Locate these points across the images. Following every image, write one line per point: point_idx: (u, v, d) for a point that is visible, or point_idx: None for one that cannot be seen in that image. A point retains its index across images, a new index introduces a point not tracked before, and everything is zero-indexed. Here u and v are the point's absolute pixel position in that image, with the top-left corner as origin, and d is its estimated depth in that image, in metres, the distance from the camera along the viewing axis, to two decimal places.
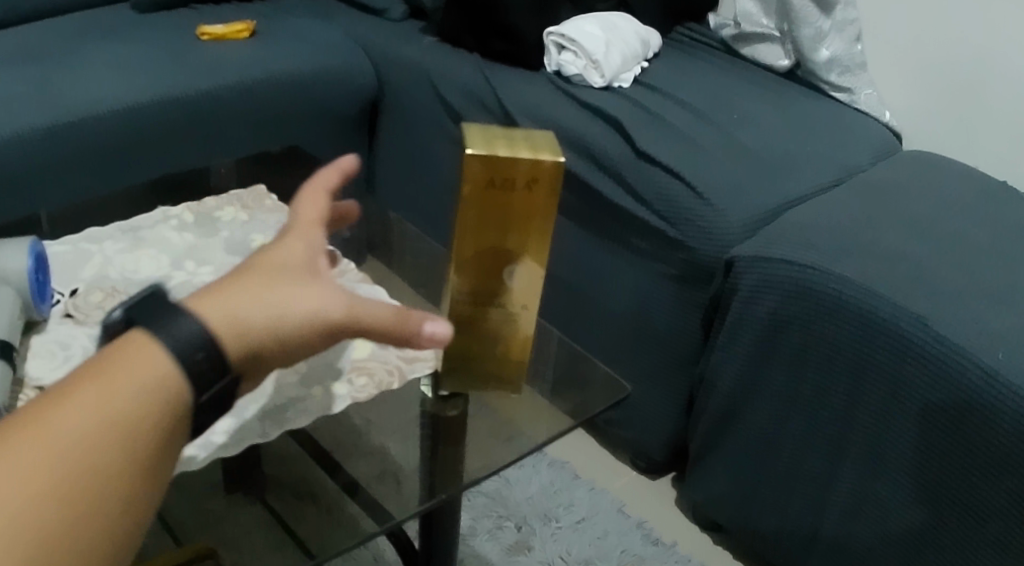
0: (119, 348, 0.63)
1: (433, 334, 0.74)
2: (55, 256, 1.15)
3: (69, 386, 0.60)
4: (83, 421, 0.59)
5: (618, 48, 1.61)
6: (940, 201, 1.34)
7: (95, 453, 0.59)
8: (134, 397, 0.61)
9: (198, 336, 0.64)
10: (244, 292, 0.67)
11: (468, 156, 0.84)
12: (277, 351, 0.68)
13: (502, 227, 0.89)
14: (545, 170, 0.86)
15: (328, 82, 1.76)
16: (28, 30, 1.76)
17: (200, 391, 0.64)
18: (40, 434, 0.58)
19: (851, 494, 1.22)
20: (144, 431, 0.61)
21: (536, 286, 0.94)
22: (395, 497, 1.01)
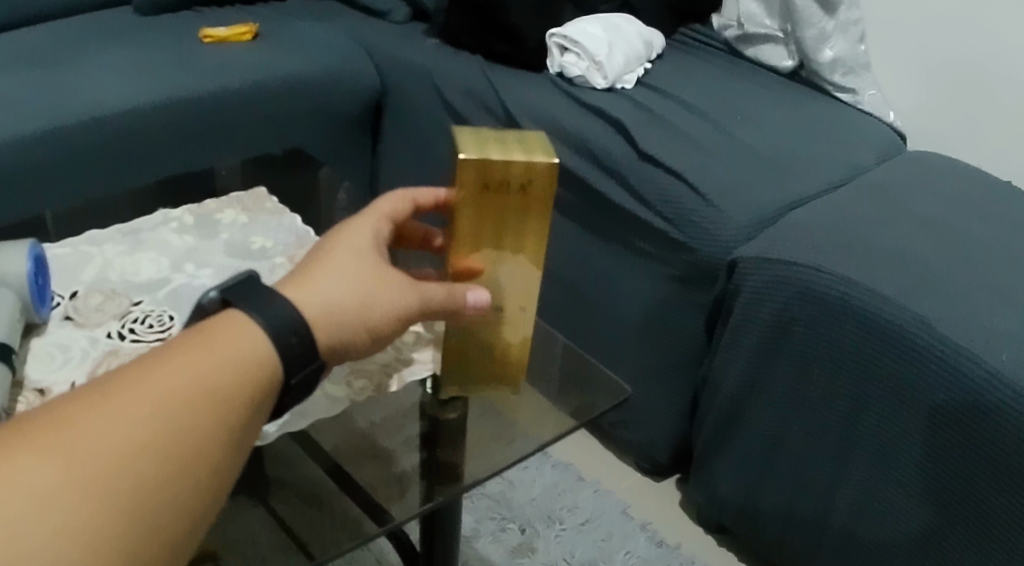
0: (217, 325, 0.69)
1: (474, 304, 0.87)
2: (55, 259, 1.15)
3: (172, 353, 0.66)
4: (188, 376, 0.65)
5: (620, 50, 1.61)
6: (946, 202, 1.33)
7: (188, 416, 0.63)
8: (228, 367, 0.66)
9: (293, 321, 0.70)
10: (335, 280, 0.75)
11: (462, 161, 0.83)
12: (359, 340, 0.76)
13: (498, 231, 0.88)
14: (540, 172, 0.85)
15: (330, 84, 1.75)
16: (31, 33, 1.76)
17: (291, 372, 0.70)
18: (144, 391, 0.63)
19: (857, 497, 1.21)
20: (235, 402, 0.66)
21: (533, 287, 0.93)
22: (395, 499, 1.00)
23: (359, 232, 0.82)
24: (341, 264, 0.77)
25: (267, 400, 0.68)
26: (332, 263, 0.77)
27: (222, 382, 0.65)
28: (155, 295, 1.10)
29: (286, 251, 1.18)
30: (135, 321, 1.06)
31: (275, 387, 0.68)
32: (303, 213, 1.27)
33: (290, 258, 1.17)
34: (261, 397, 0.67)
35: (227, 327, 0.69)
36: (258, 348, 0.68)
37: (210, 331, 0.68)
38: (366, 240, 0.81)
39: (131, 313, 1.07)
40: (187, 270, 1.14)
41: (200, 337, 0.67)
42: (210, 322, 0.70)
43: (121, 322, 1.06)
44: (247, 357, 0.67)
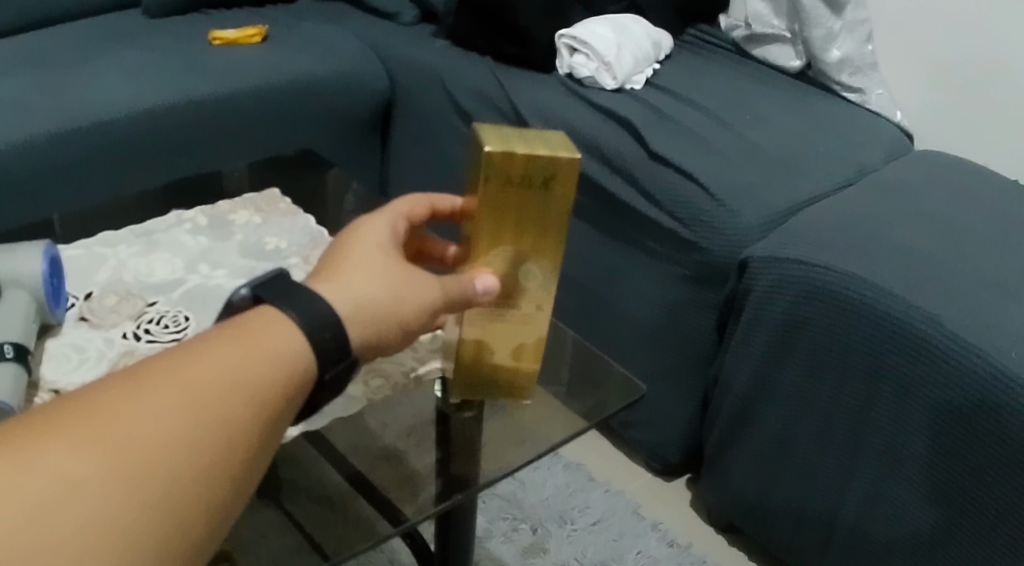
0: (251, 320, 0.70)
1: (483, 292, 0.89)
2: (70, 260, 1.16)
3: (208, 346, 0.67)
4: (222, 373, 0.65)
5: (629, 51, 1.61)
6: (954, 202, 1.33)
7: (223, 406, 0.64)
8: (263, 361, 0.67)
9: (327, 317, 0.71)
10: (366, 274, 0.76)
11: (485, 153, 0.84)
12: (391, 335, 0.77)
13: (517, 228, 0.89)
14: (563, 168, 0.85)
15: (339, 86, 1.76)
16: (41, 36, 1.77)
17: (324, 367, 0.70)
18: (180, 380, 0.64)
19: (867, 494, 1.21)
20: (269, 396, 0.67)
21: (551, 286, 0.94)
22: (412, 500, 1.02)
23: (377, 225, 0.83)
24: (369, 259, 0.78)
25: (299, 396, 0.69)
26: (361, 257, 0.78)
27: (257, 376, 0.66)
28: (170, 296, 1.11)
29: (299, 252, 1.19)
30: (150, 322, 1.07)
31: (308, 382, 0.69)
32: (316, 214, 1.28)
33: (304, 259, 1.18)
34: (294, 392, 0.68)
35: (261, 323, 0.70)
36: (291, 345, 0.69)
37: (245, 326, 0.69)
38: (387, 235, 0.82)
39: (146, 314, 1.08)
40: (201, 271, 1.15)
41: (235, 331, 0.69)
42: (245, 317, 0.71)
43: (136, 323, 1.07)
44: (281, 354, 0.68)
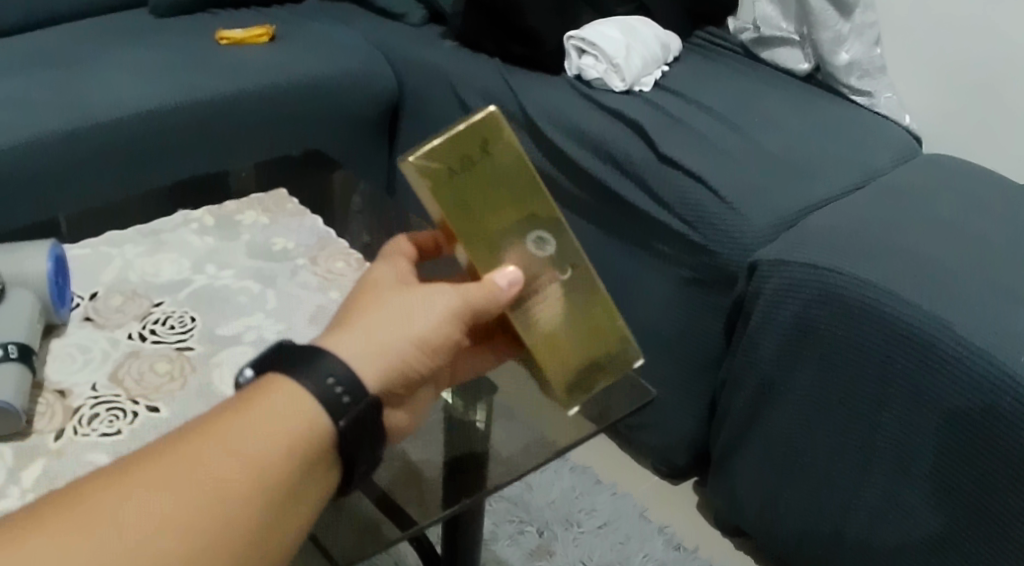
0: (261, 390, 0.70)
1: (510, 283, 0.82)
2: (76, 260, 1.15)
3: (217, 426, 0.68)
4: (237, 452, 0.67)
5: (638, 53, 1.61)
6: (964, 206, 1.33)
7: (233, 493, 0.66)
8: (274, 439, 0.68)
9: (332, 368, 0.72)
10: (370, 317, 0.77)
11: (410, 165, 0.79)
12: (414, 361, 0.77)
13: (494, 204, 0.81)
14: (483, 128, 0.80)
15: (346, 86, 1.76)
16: (48, 34, 1.77)
17: (337, 417, 0.71)
18: (190, 469, 0.66)
19: (877, 499, 1.21)
20: (280, 473, 0.68)
21: (562, 235, 0.85)
22: (417, 502, 1.01)
23: (382, 273, 0.84)
24: (372, 301, 0.78)
25: (318, 457, 0.71)
26: (364, 302, 0.79)
27: (267, 456, 0.67)
28: (176, 296, 1.10)
29: (307, 253, 1.19)
30: (156, 322, 1.07)
31: (325, 440, 0.70)
32: (324, 215, 1.27)
33: (311, 260, 1.17)
34: (310, 461, 0.70)
35: (270, 392, 0.70)
36: (303, 412, 0.70)
37: (254, 397, 0.70)
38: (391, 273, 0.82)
39: (152, 314, 1.08)
40: (208, 271, 1.14)
41: (244, 404, 0.69)
42: (256, 384, 0.71)
43: (142, 323, 1.06)
44: (292, 425, 0.69)
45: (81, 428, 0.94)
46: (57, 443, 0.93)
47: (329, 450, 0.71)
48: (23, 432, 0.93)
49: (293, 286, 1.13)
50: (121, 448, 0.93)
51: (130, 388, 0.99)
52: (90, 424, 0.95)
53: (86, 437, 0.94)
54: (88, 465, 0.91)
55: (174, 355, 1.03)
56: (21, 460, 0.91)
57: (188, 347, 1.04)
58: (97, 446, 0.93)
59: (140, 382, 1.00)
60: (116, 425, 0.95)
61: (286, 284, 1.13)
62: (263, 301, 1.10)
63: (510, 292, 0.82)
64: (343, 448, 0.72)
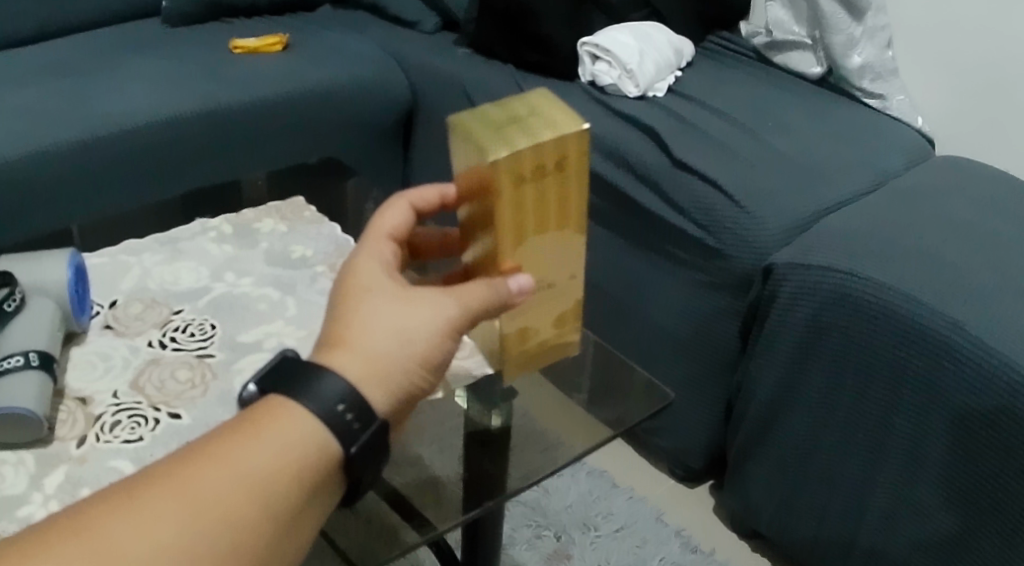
0: (268, 412, 0.68)
1: (519, 290, 0.81)
2: (95, 268, 1.16)
3: (227, 452, 0.65)
4: (236, 476, 0.64)
5: (651, 58, 1.61)
6: (978, 207, 1.33)
7: (242, 527, 0.63)
8: (284, 469, 0.65)
9: (338, 390, 0.69)
10: (372, 337, 0.72)
11: (496, 161, 0.77)
12: (420, 381, 0.74)
13: (540, 214, 0.83)
14: (572, 145, 0.80)
15: (361, 94, 1.77)
16: (62, 44, 1.78)
17: (348, 444, 0.69)
18: (200, 500, 0.62)
19: (889, 500, 1.21)
20: (286, 502, 0.65)
21: (574, 254, 0.88)
22: (436, 506, 1.02)
23: (372, 267, 0.77)
24: (366, 310, 0.73)
25: (324, 482, 0.68)
26: (358, 312, 0.73)
27: (278, 488, 0.65)
28: (195, 304, 1.11)
29: (325, 260, 1.19)
30: (176, 330, 1.08)
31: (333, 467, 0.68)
32: (341, 223, 1.28)
33: (330, 267, 1.18)
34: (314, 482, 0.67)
35: (279, 415, 0.68)
36: (313, 439, 0.67)
37: (262, 421, 0.67)
38: (379, 274, 0.76)
39: (172, 322, 1.09)
40: (227, 279, 1.15)
41: (253, 428, 0.66)
42: (259, 406, 0.69)
43: (161, 331, 1.07)
44: (302, 453, 0.67)
45: (103, 435, 0.95)
46: (78, 450, 0.94)
47: (336, 472, 0.69)
48: (45, 439, 0.94)
49: (312, 293, 1.14)
50: (142, 454, 0.94)
51: (151, 394, 1.00)
52: (112, 431, 0.96)
53: (108, 443, 0.95)
54: (110, 470, 0.92)
55: (195, 362, 1.04)
56: (43, 467, 0.92)
57: (208, 354, 1.05)
58: (119, 452, 0.94)
59: (161, 389, 1.00)
60: (138, 432, 0.96)
61: (305, 291, 1.14)
62: (283, 309, 1.11)
63: (520, 297, 0.82)
64: (349, 472, 0.70)
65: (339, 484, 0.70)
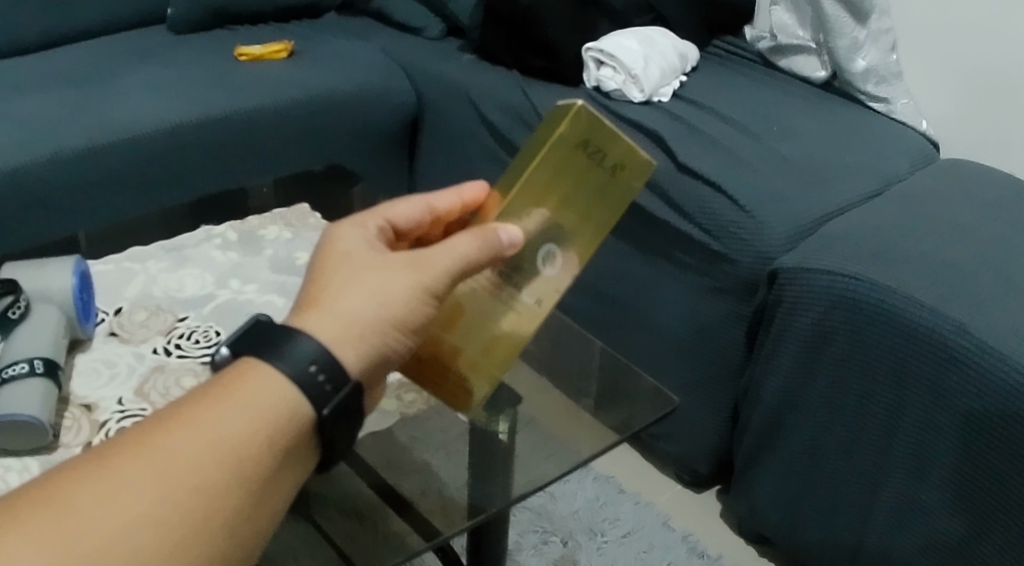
0: (239, 375, 0.66)
1: (510, 242, 0.79)
2: (99, 276, 1.16)
3: (197, 417, 0.64)
4: (205, 442, 0.62)
5: (656, 63, 1.61)
6: (983, 210, 1.33)
7: (213, 493, 0.62)
8: (254, 432, 0.64)
9: (310, 351, 0.67)
10: (348, 298, 0.70)
11: (579, 107, 0.77)
12: (395, 343, 0.72)
13: (571, 202, 0.80)
14: (632, 161, 0.80)
15: (366, 101, 1.77)
16: (67, 52, 1.79)
17: (320, 405, 0.67)
18: (170, 465, 0.61)
19: (897, 501, 1.20)
20: (260, 468, 0.64)
21: (565, 273, 0.82)
22: (442, 513, 1.02)
23: (351, 234, 0.76)
24: (346, 271, 0.72)
25: (297, 448, 0.67)
26: (339, 273, 0.72)
27: (248, 452, 0.63)
28: (200, 311, 1.11)
29: None
30: (181, 337, 1.08)
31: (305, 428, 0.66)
32: None
33: None
34: (286, 448, 0.65)
35: (251, 377, 0.66)
36: (285, 399, 0.66)
37: (233, 384, 0.65)
38: (355, 243, 0.75)
39: (177, 329, 1.09)
40: (232, 286, 1.15)
41: (223, 392, 0.65)
42: (232, 369, 0.67)
43: (167, 338, 1.07)
44: (273, 415, 0.65)
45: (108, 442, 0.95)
46: None
47: (308, 436, 0.67)
48: (50, 446, 0.94)
49: None
50: None
51: (156, 401, 1.00)
52: None
53: None
54: None
55: (200, 369, 1.04)
56: None
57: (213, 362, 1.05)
58: None
59: (166, 395, 1.00)
60: None
61: None
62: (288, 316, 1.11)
63: (507, 252, 0.79)
64: (324, 436, 0.68)
65: (313, 449, 0.68)
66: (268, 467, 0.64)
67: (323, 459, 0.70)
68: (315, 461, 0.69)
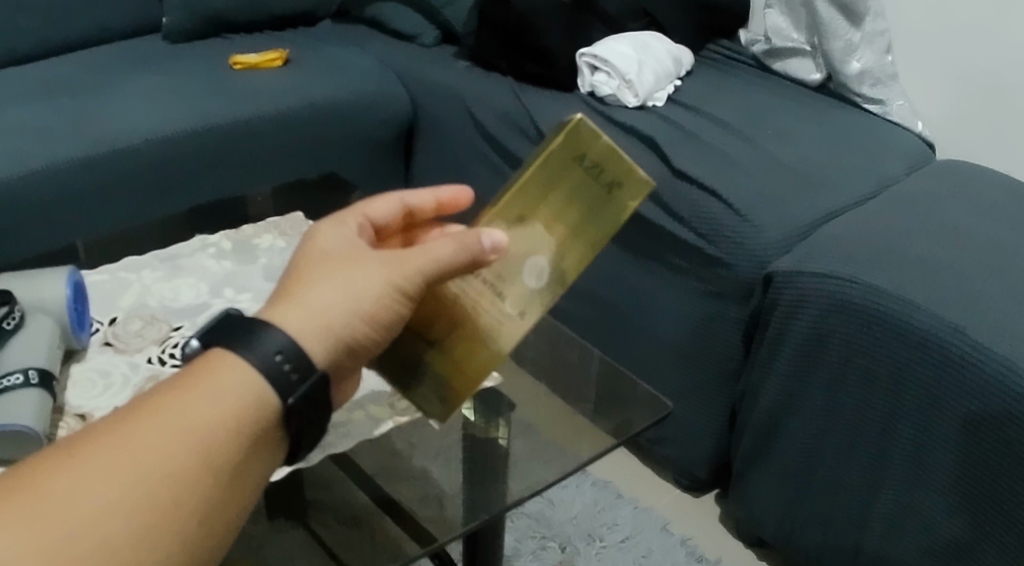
0: (207, 365, 0.67)
1: (493, 247, 0.76)
2: (95, 285, 1.16)
3: (165, 406, 0.64)
4: (171, 430, 0.63)
5: (650, 67, 1.61)
6: (978, 210, 1.32)
7: (183, 481, 0.62)
8: (222, 421, 0.64)
9: (277, 341, 0.67)
10: (320, 291, 0.71)
11: (577, 120, 0.74)
12: (364, 337, 0.73)
13: (561, 218, 0.76)
14: (629, 180, 0.75)
15: (361, 108, 1.77)
16: (62, 62, 1.79)
17: (285, 394, 0.67)
18: (137, 454, 0.62)
19: (897, 504, 1.20)
20: (227, 454, 0.64)
21: (550, 291, 0.77)
22: (438, 521, 1.02)
23: (331, 231, 0.77)
24: (322, 268, 0.73)
25: (266, 437, 0.67)
26: (313, 268, 0.73)
27: (216, 440, 0.64)
28: (195, 320, 1.11)
29: None
30: (175, 346, 1.07)
31: (271, 417, 0.67)
32: None
33: None
34: (253, 436, 0.66)
35: (218, 367, 0.66)
36: (252, 388, 0.66)
37: (200, 374, 0.66)
38: (338, 240, 0.77)
39: (171, 338, 1.08)
40: (226, 295, 1.15)
41: (191, 381, 0.65)
42: (200, 359, 0.68)
43: (161, 347, 1.07)
44: (241, 406, 0.65)
45: None
46: None
47: (276, 424, 0.68)
48: None
49: None
50: None
51: None
52: None
53: None
54: None
55: None
56: None
57: None
58: None
59: None
60: None
61: None
62: None
63: (489, 257, 0.76)
64: (291, 426, 0.68)
65: (283, 438, 0.69)
66: (236, 455, 0.65)
67: (291, 451, 0.70)
68: (284, 453, 0.70)
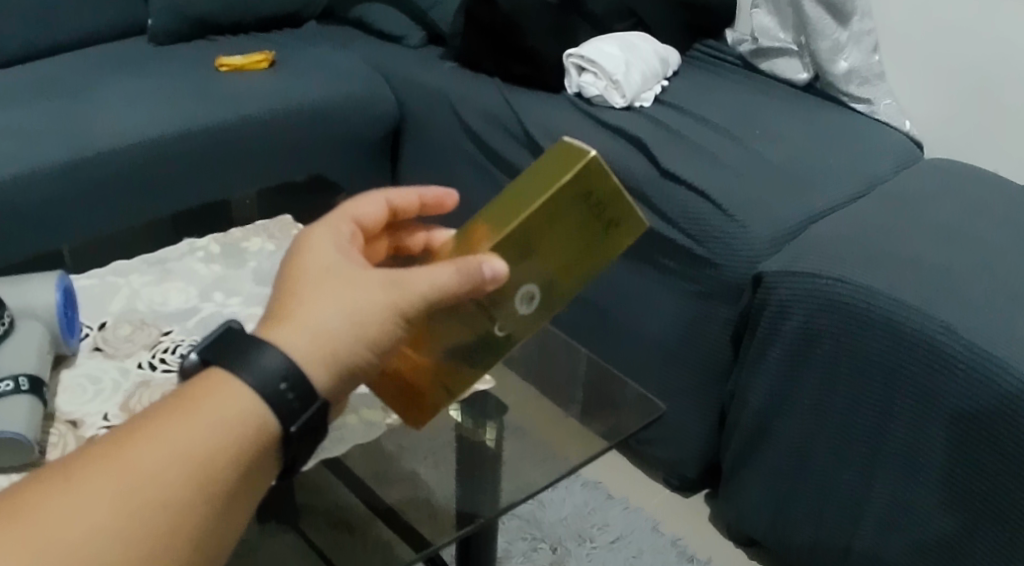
0: (206, 387, 0.66)
1: (493, 277, 0.75)
2: (83, 290, 1.16)
3: (162, 429, 0.63)
4: (168, 456, 0.62)
5: (637, 68, 1.61)
6: (964, 209, 1.33)
7: (178, 505, 0.62)
8: (220, 448, 0.63)
9: (280, 366, 0.66)
10: (324, 322, 0.69)
11: (593, 158, 0.76)
12: (366, 362, 0.71)
13: (561, 250, 0.79)
14: (626, 219, 0.80)
15: (348, 110, 1.77)
16: (47, 65, 1.78)
17: (289, 421, 0.66)
18: (133, 481, 0.61)
19: (888, 504, 1.20)
20: (225, 481, 0.64)
21: (538, 315, 0.82)
22: (430, 524, 1.02)
23: (326, 242, 0.74)
24: (321, 287, 0.70)
25: (265, 462, 0.66)
26: (312, 285, 0.70)
27: (213, 467, 0.63)
28: (184, 325, 1.11)
29: None
30: (165, 351, 1.07)
31: (271, 445, 0.66)
32: None
33: None
34: (252, 462, 0.65)
35: (218, 389, 0.66)
36: (251, 414, 0.65)
37: (200, 395, 0.65)
38: (335, 252, 0.73)
39: (161, 343, 1.08)
40: (215, 299, 1.15)
41: (189, 403, 0.64)
42: (199, 378, 0.67)
43: (151, 352, 1.07)
44: (240, 432, 0.65)
45: None
46: None
47: (275, 450, 0.67)
48: (36, 463, 0.94)
49: None
50: None
51: None
52: None
53: None
54: None
55: None
56: None
57: None
58: None
59: None
60: None
61: None
62: None
63: (488, 286, 0.75)
64: (290, 450, 0.68)
65: (279, 461, 0.68)
66: (234, 481, 0.64)
67: (287, 470, 0.69)
68: (279, 472, 0.69)
